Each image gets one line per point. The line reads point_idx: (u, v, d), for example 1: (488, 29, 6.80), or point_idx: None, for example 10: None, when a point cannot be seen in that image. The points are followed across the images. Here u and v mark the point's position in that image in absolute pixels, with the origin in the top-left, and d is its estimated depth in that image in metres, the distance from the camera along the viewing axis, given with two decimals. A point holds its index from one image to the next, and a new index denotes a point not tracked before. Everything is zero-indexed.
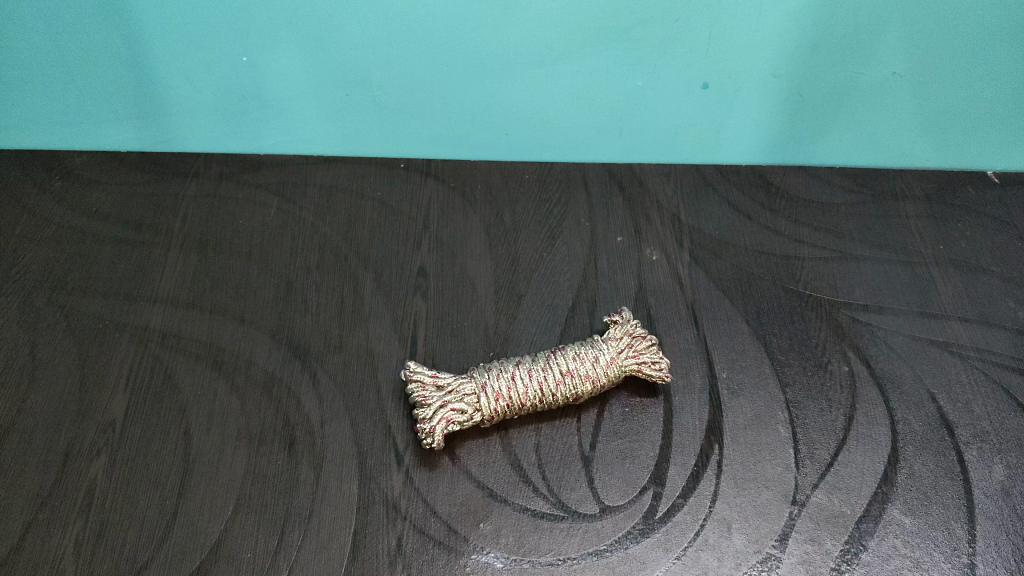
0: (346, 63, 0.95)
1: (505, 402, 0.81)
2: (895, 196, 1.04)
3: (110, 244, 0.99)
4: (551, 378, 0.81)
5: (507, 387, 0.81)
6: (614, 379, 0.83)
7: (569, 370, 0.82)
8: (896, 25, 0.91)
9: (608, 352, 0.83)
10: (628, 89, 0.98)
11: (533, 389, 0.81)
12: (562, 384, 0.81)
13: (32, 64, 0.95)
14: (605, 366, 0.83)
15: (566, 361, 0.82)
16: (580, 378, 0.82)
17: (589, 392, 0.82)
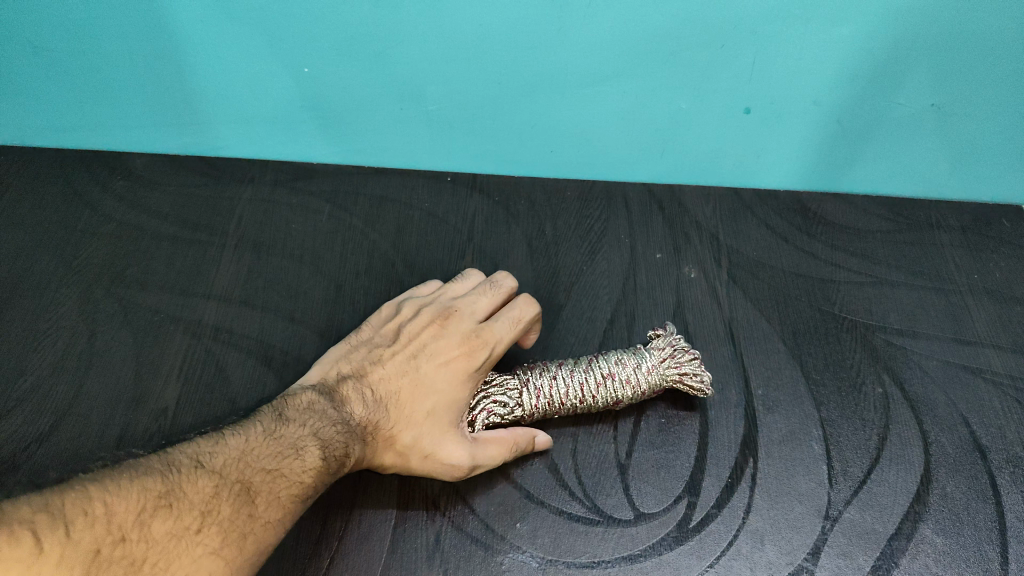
0: (403, 77, 0.98)
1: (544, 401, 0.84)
2: (930, 226, 1.07)
3: (168, 242, 1.04)
4: (590, 381, 0.84)
5: (547, 385, 0.84)
6: (652, 388, 0.85)
7: (610, 373, 0.84)
8: (944, 59, 0.92)
9: (650, 361, 0.86)
10: (673, 111, 1.00)
11: (572, 390, 0.84)
12: (601, 388, 0.84)
13: (100, 71, 1.00)
14: (646, 373, 0.85)
15: (607, 365, 0.85)
16: (618, 384, 0.84)
17: (625, 398, 0.84)
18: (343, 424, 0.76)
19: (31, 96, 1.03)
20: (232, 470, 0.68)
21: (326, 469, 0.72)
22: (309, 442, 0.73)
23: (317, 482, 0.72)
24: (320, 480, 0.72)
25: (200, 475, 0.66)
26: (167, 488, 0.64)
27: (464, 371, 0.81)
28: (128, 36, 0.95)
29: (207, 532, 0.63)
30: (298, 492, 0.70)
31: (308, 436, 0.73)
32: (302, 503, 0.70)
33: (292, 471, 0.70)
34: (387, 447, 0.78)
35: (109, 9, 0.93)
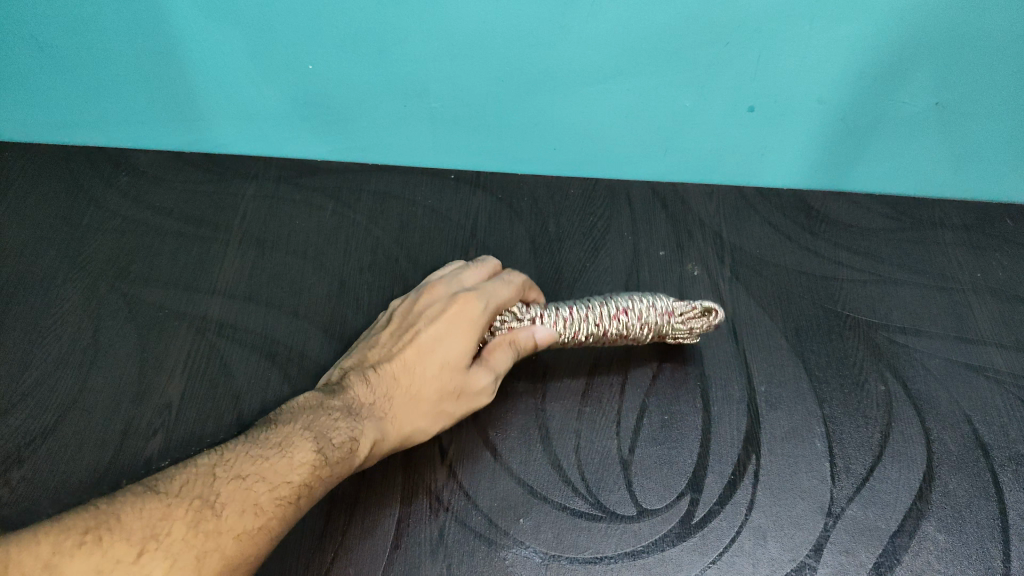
0: (407, 74, 0.98)
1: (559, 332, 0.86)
2: (933, 224, 1.07)
3: (172, 238, 1.04)
4: (605, 317, 0.86)
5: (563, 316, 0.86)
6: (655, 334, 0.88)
7: (622, 310, 0.87)
8: (948, 57, 0.92)
9: (665, 303, 0.88)
10: (677, 109, 1.00)
11: (587, 322, 0.86)
12: (614, 323, 0.86)
13: (104, 67, 1.00)
14: (658, 313, 0.87)
15: (619, 303, 0.87)
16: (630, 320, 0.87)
17: (634, 336, 0.87)
18: (346, 409, 0.74)
19: (36, 92, 1.03)
20: (190, 488, 0.64)
21: (331, 454, 0.70)
22: (298, 439, 0.70)
23: (333, 468, 0.70)
24: (339, 461, 0.70)
25: (150, 500, 0.62)
26: (99, 520, 0.60)
27: (466, 325, 0.80)
28: (134, 32, 0.95)
29: (146, 560, 0.59)
30: (284, 493, 0.66)
31: (303, 433, 0.71)
32: (289, 504, 0.66)
33: (276, 472, 0.67)
34: (410, 418, 0.76)
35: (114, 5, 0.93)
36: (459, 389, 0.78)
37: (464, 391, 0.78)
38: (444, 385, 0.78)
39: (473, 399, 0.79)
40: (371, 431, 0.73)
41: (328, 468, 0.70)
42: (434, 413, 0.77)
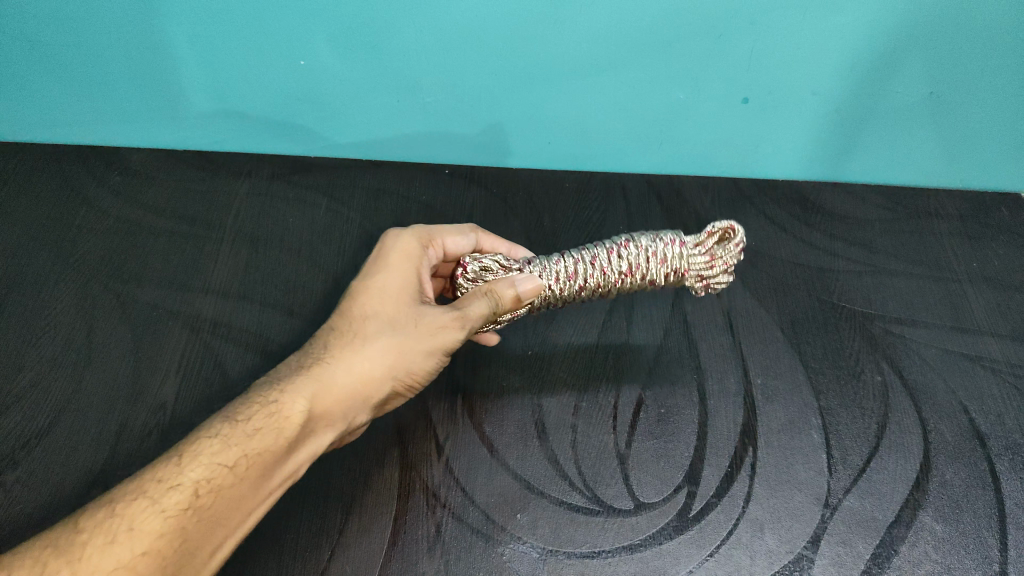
0: (399, 69, 0.98)
1: (556, 279, 0.80)
2: (929, 214, 1.06)
3: (164, 237, 1.03)
4: (603, 255, 0.80)
5: (560, 262, 0.81)
6: (671, 271, 0.80)
7: (620, 248, 0.80)
8: (941, 46, 0.91)
9: (675, 235, 0.80)
10: (670, 101, 1.00)
11: (584, 265, 0.80)
12: (614, 261, 0.79)
13: (94, 66, 0.99)
14: (665, 247, 0.79)
15: (620, 241, 0.80)
16: (632, 258, 0.79)
17: (645, 275, 0.80)
18: (271, 379, 0.69)
19: (26, 91, 1.03)
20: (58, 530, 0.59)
21: (246, 427, 0.65)
22: (208, 428, 0.65)
23: (255, 439, 0.65)
24: (266, 420, 0.66)
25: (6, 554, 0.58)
26: None
27: (400, 266, 0.79)
28: (123, 30, 0.95)
29: None
30: (177, 498, 0.61)
31: (216, 420, 0.66)
32: (187, 511, 0.61)
33: (165, 475, 0.62)
34: (355, 360, 0.71)
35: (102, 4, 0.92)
36: (409, 321, 0.74)
37: (417, 321, 0.74)
38: (387, 321, 0.74)
39: (434, 330, 0.74)
40: (310, 384, 0.68)
41: (242, 448, 0.64)
42: (383, 350, 0.72)
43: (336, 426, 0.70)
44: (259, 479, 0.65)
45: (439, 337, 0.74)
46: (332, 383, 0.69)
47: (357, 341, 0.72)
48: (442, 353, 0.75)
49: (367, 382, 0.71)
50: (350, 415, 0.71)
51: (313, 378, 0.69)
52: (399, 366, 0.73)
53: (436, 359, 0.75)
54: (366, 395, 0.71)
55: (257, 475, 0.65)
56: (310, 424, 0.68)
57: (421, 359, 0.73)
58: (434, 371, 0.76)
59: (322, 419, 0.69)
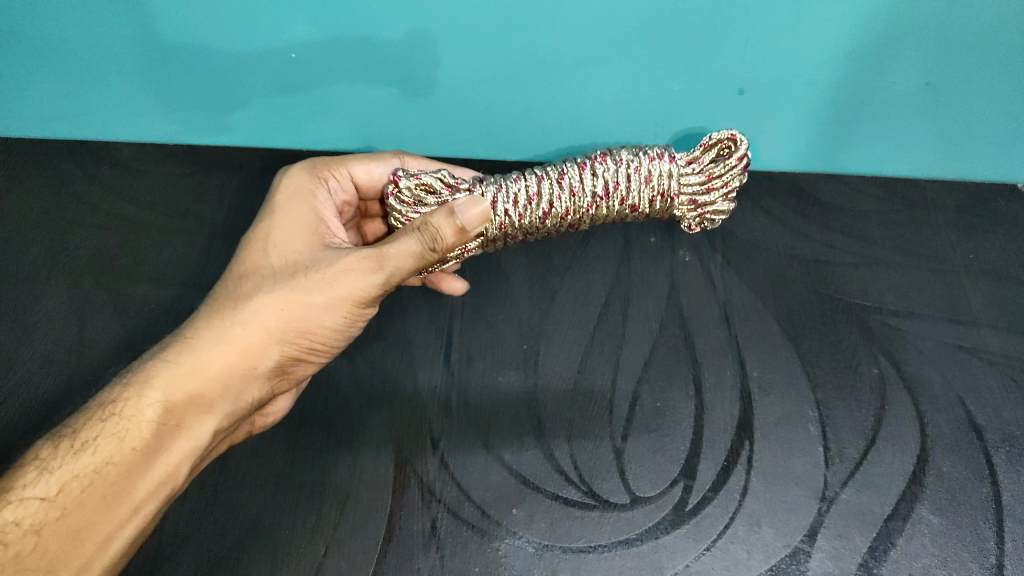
0: (392, 60, 0.96)
1: (517, 203, 0.79)
2: (926, 205, 1.06)
3: (156, 232, 1.03)
4: (572, 175, 0.78)
5: (522, 182, 0.79)
6: (658, 194, 0.79)
7: (588, 167, 0.78)
8: (937, 36, 0.90)
9: (661, 150, 0.78)
10: (666, 92, 0.99)
11: (549, 185, 0.78)
12: (586, 181, 0.78)
13: (82, 57, 0.98)
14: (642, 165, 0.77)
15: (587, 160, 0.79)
16: (607, 176, 0.78)
17: (621, 197, 0.78)
18: (131, 370, 0.69)
19: (14, 85, 1.02)
20: None
21: (79, 446, 0.64)
22: (61, 438, 0.65)
23: (94, 456, 0.64)
24: (109, 429, 0.65)
25: None
26: None
27: (289, 225, 0.78)
28: (113, 23, 0.94)
29: None
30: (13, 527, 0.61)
31: (71, 427, 0.66)
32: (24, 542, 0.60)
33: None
34: (231, 328, 0.70)
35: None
36: (293, 274, 0.73)
37: (307, 274, 0.72)
38: (270, 278, 0.73)
39: (322, 282, 0.72)
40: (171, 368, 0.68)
41: (90, 457, 0.64)
42: (258, 314, 0.71)
43: (218, 404, 0.69)
44: (106, 505, 0.62)
45: (330, 286, 0.72)
46: (194, 366, 0.69)
47: (230, 309, 0.71)
48: (344, 300, 0.72)
49: (249, 349, 0.71)
50: (232, 391, 0.70)
51: (169, 363, 0.68)
52: (284, 325, 0.71)
53: (338, 308, 0.72)
54: (247, 361, 0.71)
55: (99, 499, 0.62)
56: (173, 414, 0.67)
57: (312, 312, 0.72)
58: (340, 322, 0.74)
59: (194, 403, 0.68)
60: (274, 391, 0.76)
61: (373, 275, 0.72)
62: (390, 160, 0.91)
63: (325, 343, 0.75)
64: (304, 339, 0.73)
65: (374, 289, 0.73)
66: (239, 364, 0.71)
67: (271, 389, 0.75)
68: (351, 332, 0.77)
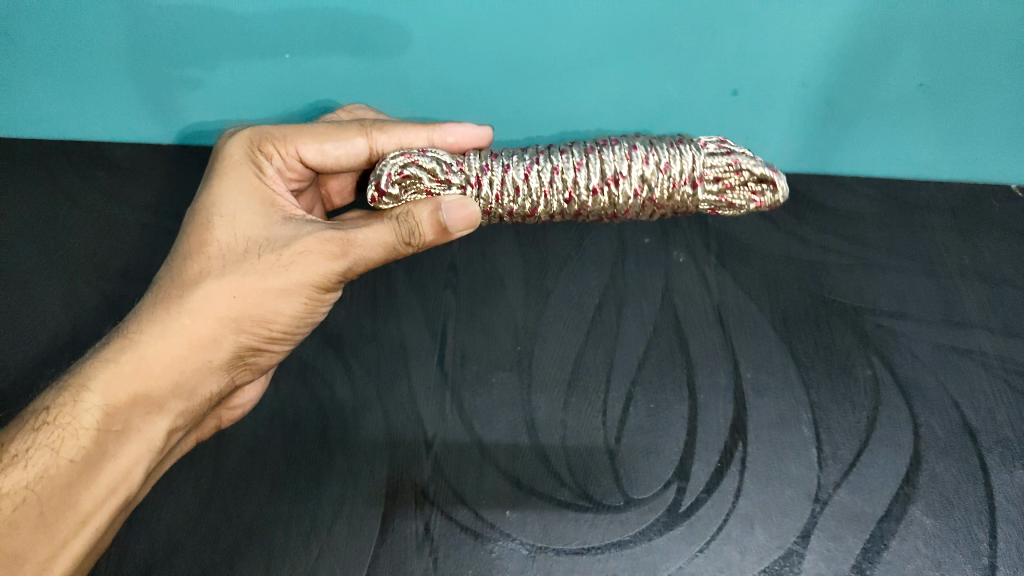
0: (387, 63, 0.96)
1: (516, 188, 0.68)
2: (920, 208, 1.06)
3: (152, 234, 1.03)
4: None
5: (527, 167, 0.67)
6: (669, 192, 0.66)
7: None
8: (933, 36, 0.90)
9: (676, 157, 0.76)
10: (660, 93, 0.99)
11: None
12: (595, 175, 0.66)
13: (74, 59, 0.97)
14: None
15: None
16: (624, 186, 0.65)
17: None
18: (76, 366, 0.66)
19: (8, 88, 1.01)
20: None
21: (9, 460, 0.62)
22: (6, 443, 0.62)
23: (27, 472, 0.61)
24: (43, 441, 0.62)
25: None
26: None
27: (236, 192, 0.70)
28: (106, 30, 0.93)
29: None
30: None
31: (15, 429, 0.63)
32: None
33: None
34: (178, 322, 0.67)
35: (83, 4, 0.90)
36: (243, 257, 0.68)
37: (260, 258, 0.67)
38: (217, 260, 0.68)
39: (276, 268, 0.67)
40: (115, 368, 0.65)
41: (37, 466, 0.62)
42: (205, 302, 0.67)
43: (168, 401, 0.67)
44: (44, 523, 0.61)
45: (285, 272, 0.67)
46: (138, 364, 0.66)
47: (176, 297, 0.67)
48: (302, 286, 0.68)
49: (202, 342, 0.68)
50: (184, 387, 0.68)
51: (111, 364, 0.65)
52: (235, 315, 0.68)
53: (296, 294, 0.69)
54: (202, 352, 0.68)
55: (36, 518, 0.61)
56: (119, 417, 0.65)
57: (267, 300, 0.68)
58: (299, 307, 0.70)
59: (142, 404, 0.66)
60: (234, 381, 0.73)
61: (335, 261, 0.68)
62: (354, 139, 0.73)
63: (286, 326, 0.72)
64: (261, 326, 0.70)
65: (333, 274, 0.69)
66: (191, 358, 0.68)
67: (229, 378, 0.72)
68: (313, 313, 0.74)
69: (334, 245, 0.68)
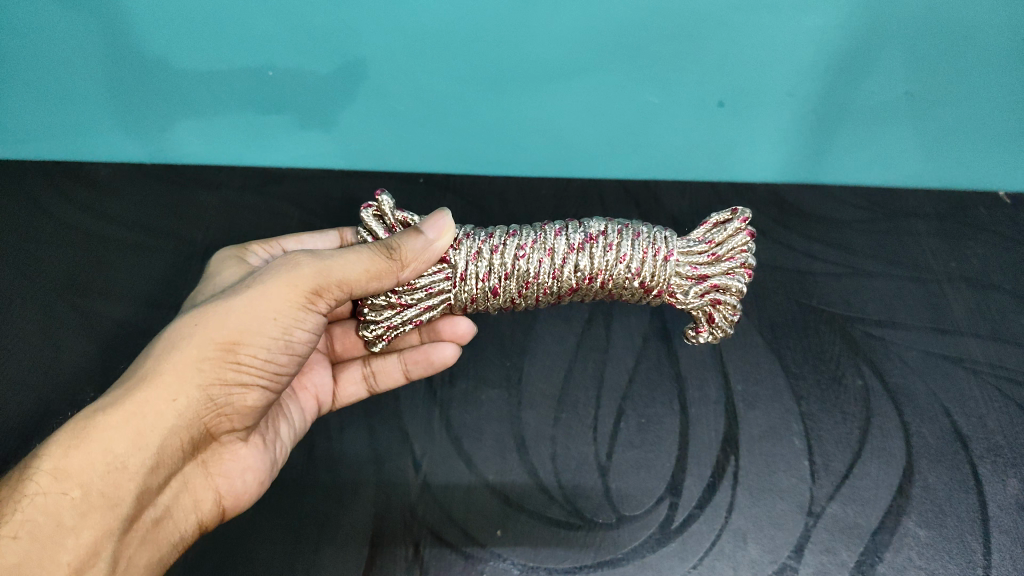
0: (371, 77, 0.95)
1: (490, 238, 0.73)
2: (907, 214, 1.04)
3: (132, 252, 1.01)
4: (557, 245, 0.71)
5: (497, 235, 0.73)
6: (652, 254, 0.70)
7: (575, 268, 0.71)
8: (913, 40, 0.91)
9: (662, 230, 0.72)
10: (644, 105, 0.98)
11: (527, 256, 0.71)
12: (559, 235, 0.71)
13: (54, 72, 0.96)
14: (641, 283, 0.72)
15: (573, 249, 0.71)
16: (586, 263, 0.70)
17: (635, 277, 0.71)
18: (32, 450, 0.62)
19: None
20: None
21: None
22: None
23: None
24: None
25: None
26: None
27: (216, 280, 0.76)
28: (85, 41, 0.93)
29: None
30: None
31: None
32: None
33: None
34: (143, 372, 0.64)
35: (62, 9, 0.90)
36: (211, 300, 0.68)
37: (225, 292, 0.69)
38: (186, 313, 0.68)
39: (241, 290, 0.67)
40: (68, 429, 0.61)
41: None
42: (168, 346, 0.65)
43: (128, 452, 0.61)
44: None
45: (249, 290, 0.67)
46: (94, 418, 0.61)
47: (145, 355, 0.66)
48: (270, 307, 0.67)
49: (167, 382, 0.63)
50: (146, 432, 0.62)
51: (63, 428, 0.61)
52: (201, 345, 0.65)
53: (265, 314, 0.66)
54: (163, 392, 0.63)
55: None
56: (69, 477, 0.59)
57: (232, 319, 0.66)
58: (272, 332, 0.67)
59: (97, 456, 0.60)
60: (216, 427, 0.68)
61: (299, 276, 0.68)
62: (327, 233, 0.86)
63: (262, 355, 0.67)
64: (229, 351, 0.65)
65: (305, 296, 0.68)
66: (156, 398, 0.63)
67: (205, 421, 0.66)
68: (294, 341, 0.69)
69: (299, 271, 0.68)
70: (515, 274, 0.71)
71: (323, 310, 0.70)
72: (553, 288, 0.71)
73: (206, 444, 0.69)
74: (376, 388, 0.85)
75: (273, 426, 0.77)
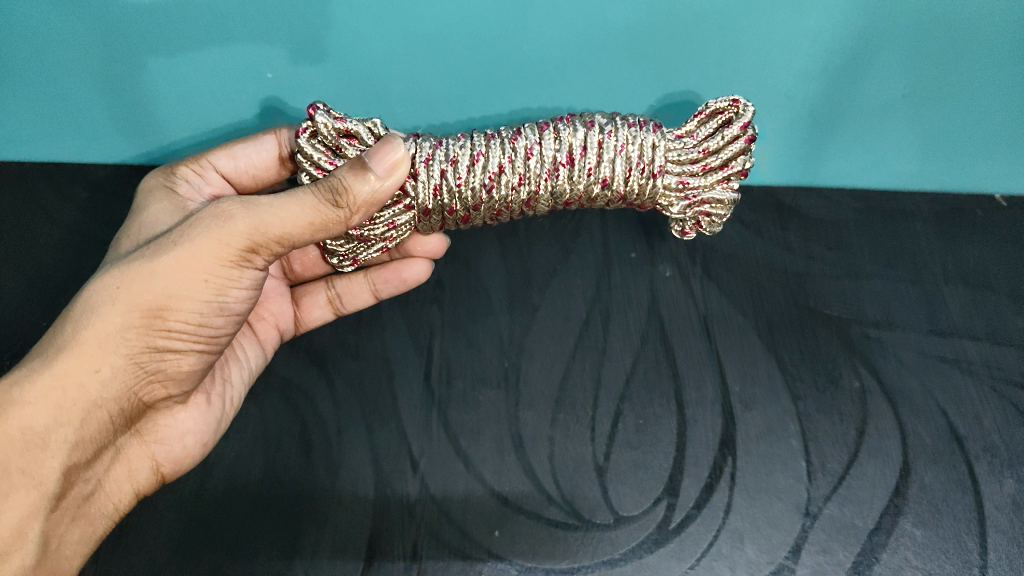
0: (369, 77, 0.95)
1: (457, 163, 0.74)
2: (904, 216, 1.05)
3: None
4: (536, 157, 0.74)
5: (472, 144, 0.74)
6: (636, 169, 0.74)
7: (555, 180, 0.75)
8: (912, 41, 0.90)
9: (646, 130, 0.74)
10: (644, 105, 0.99)
11: (507, 169, 0.74)
12: (539, 148, 0.74)
13: (48, 77, 0.96)
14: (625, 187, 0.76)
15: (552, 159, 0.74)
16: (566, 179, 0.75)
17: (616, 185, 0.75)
18: None
19: None
20: None
21: None
22: None
23: None
24: None
25: None
26: None
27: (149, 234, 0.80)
28: (77, 43, 0.92)
29: None
30: None
31: None
32: None
33: None
34: (68, 342, 0.70)
35: (53, 13, 0.89)
36: (139, 258, 0.71)
37: (155, 245, 0.71)
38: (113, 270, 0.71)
39: (170, 249, 0.70)
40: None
41: None
42: (95, 308, 0.70)
43: (49, 430, 0.69)
44: None
45: (178, 250, 0.70)
46: (21, 392, 0.69)
47: (73, 318, 0.71)
48: (199, 270, 0.70)
49: (92, 355, 0.70)
50: (69, 407, 0.70)
51: None
52: (127, 314, 0.70)
53: (194, 279, 0.70)
54: (87, 363, 0.70)
55: None
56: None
57: (159, 285, 0.70)
58: (200, 295, 0.71)
59: (25, 433, 0.69)
60: (148, 390, 0.74)
61: (230, 232, 0.70)
62: (263, 140, 0.90)
63: (193, 318, 0.72)
64: (155, 317, 0.70)
65: (236, 252, 0.71)
66: (81, 371, 0.69)
67: (134, 389, 0.73)
68: (227, 301, 0.74)
69: (228, 227, 0.70)
70: (495, 190, 0.75)
71: (260, 265, 0.74)
72: (526, 204, 0.77)
73: (139, 410, 0.76)
74: (341, 311, 0.93)
75: (220, 380, 0.84)
